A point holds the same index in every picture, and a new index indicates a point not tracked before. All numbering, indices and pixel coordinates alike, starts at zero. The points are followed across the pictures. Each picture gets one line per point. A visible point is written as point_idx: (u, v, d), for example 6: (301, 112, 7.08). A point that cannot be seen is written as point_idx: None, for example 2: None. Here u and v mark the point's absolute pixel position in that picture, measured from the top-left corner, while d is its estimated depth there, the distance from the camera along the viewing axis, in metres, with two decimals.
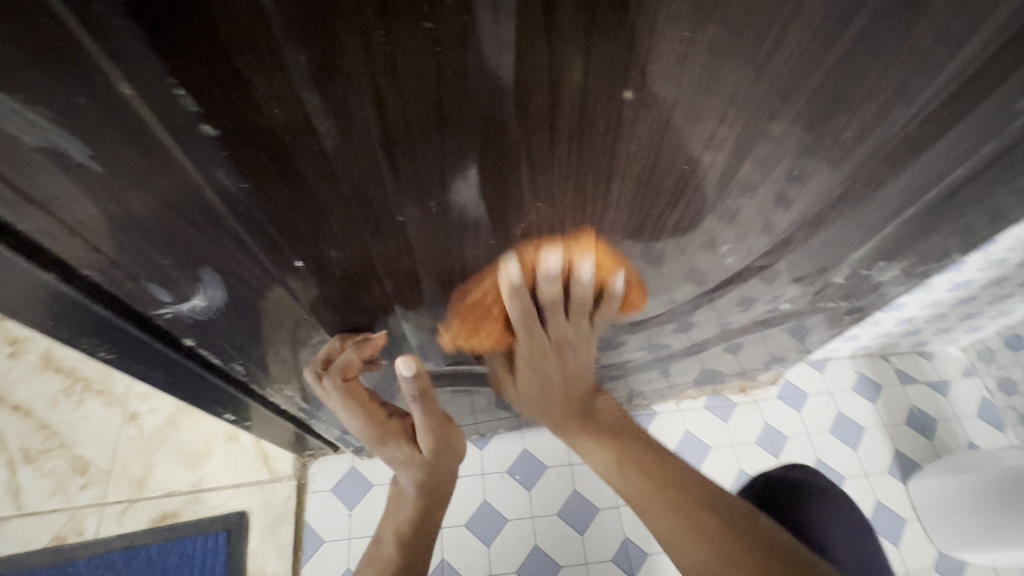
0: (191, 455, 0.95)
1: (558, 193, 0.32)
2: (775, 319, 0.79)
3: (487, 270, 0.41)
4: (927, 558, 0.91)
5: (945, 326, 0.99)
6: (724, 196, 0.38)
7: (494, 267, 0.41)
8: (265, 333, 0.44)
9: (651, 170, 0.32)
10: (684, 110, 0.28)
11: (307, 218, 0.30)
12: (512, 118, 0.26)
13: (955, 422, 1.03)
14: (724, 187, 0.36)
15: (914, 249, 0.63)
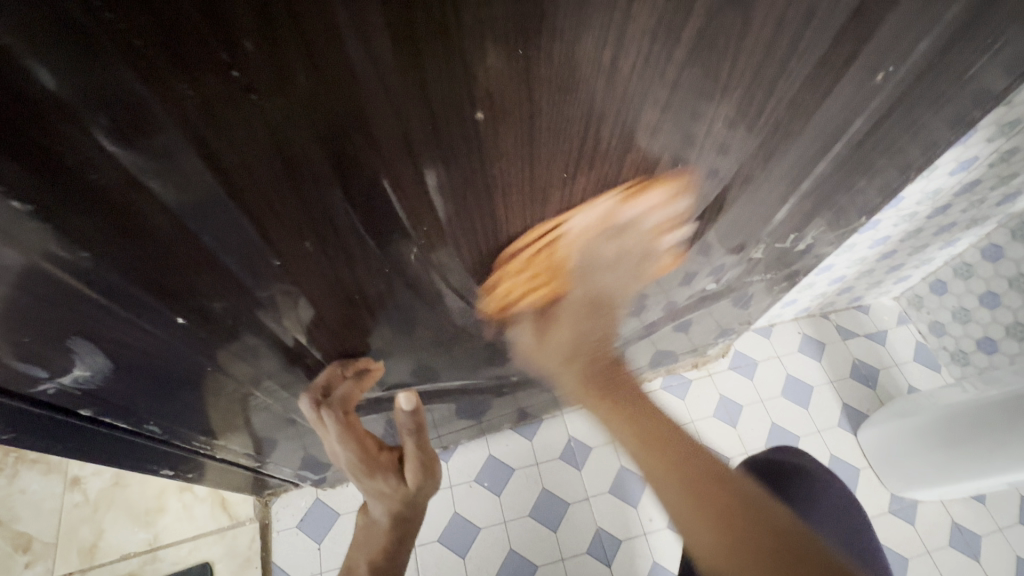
0: (143, 513, 0.90)
1: (440, 211, 0.32)
2: (710, 296, 0.81)
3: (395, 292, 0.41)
4: (883, 502, 0.95)
5: (875, 280, 1.04)
6: (618, 196, 0.38)
7: (402, 288, 0.41)
8: (175, 390, 0.42)
9: (532, 181, 0.32)
10: (544, 122, 0.28)
11: (174, 275, 0.28)
12: (363, 149, 0.25)
13: (895, 368, 1.08)
14: (614, 187, 0.37)
15: (825, 215, 0.66)
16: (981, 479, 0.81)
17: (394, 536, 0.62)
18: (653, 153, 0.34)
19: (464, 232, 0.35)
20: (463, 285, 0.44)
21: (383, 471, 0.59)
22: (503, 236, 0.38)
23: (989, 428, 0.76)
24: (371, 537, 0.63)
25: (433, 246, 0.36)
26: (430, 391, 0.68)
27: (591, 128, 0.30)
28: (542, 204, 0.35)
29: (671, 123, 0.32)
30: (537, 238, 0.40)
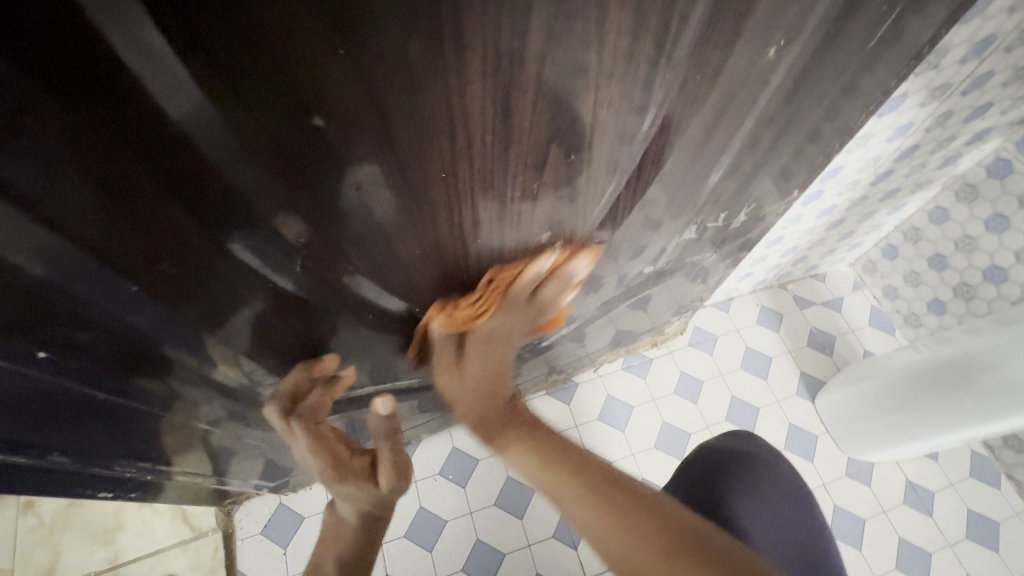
0: (102, 532, 0.89)
1: (313, 221, 0.31)
2: (657, 275, 0.80)
3: (297, 302, 0.39)
4: (841, 466, 0.97)
5: (827, 248, 1.05)
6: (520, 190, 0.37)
7: (301, 299, 0.39)
8: (73, 421, 0.40)
9: (409, 182, 0.31)
10: (400, 123, 0.26)
11: (11, 313, 0.26)
12: (193, 166, 0.24)
13: (851, 334, 1.10)
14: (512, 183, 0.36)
15: (759, 186, 0.65)
16: (948, 436, 0.81)
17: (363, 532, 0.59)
18: (541, 143, 0.33)
19: (350, 238, 0.34)
20: (374, 289, 0.43)
21: (355, 475, 0.57)
22: (400, 239, 0.36)
23: (955, 383, 0.76)
24: (341, 533, 0.60)
25: (321, 257, 0.35)
26: (375, 394, 0.67)
27: (460, 123, 0.28)
28: (428, 205, 0.34)
29: (550, 111, 0.31)
30: (439, 239, 0.38)
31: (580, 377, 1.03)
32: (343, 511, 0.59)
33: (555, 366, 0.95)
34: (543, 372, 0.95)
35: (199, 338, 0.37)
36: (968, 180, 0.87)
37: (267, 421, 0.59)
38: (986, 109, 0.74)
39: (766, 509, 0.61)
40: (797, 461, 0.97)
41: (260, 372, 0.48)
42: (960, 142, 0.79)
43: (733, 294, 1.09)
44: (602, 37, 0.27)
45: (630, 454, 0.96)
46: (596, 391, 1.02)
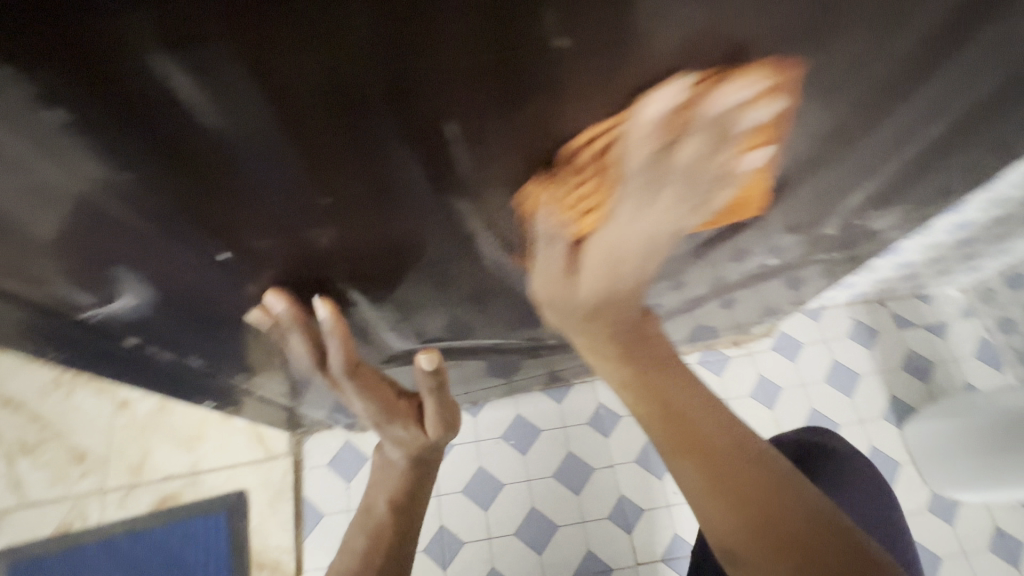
0: (185, 438, 0.95)
1: (502, 160, 0.29)
2: (766, 273, 0.76)
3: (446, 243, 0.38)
4: (920, 499, 0.92)
5: (944, 269, 0.97)
6: None
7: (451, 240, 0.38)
8: (216, 329, 0.41)
9: (611, 130, 0.29)
10: (639, 68, 0.24)
11: (212, 204, 0.26)
12: (426, 85, 0.22)
13: (952, 363, 1.02)
14: None
15: (916, 190, 0.59)
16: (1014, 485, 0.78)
17: (412, 476, 0.62)
18: (750, 105, 0.30)
19: (525, 185, 0.33)
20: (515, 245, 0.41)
21: (405, 419, 0.58)
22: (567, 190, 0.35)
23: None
24: (388, 474, 0.63)
25: (488, 202, 0.34)
26: (466, 349, 0.67)
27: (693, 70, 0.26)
28: (611, 156, 0.32)
29: (777, 76, 0.28)
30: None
31: None
32: (392, 454, 0.62)
33: None
34: None
35: (348, 266, 0.37)
36: None
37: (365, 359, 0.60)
38: None
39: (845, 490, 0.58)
40: None
41: (381, 310, 0.48)
42: None
43: (828, 302, 1.03)
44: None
45: None
46: None
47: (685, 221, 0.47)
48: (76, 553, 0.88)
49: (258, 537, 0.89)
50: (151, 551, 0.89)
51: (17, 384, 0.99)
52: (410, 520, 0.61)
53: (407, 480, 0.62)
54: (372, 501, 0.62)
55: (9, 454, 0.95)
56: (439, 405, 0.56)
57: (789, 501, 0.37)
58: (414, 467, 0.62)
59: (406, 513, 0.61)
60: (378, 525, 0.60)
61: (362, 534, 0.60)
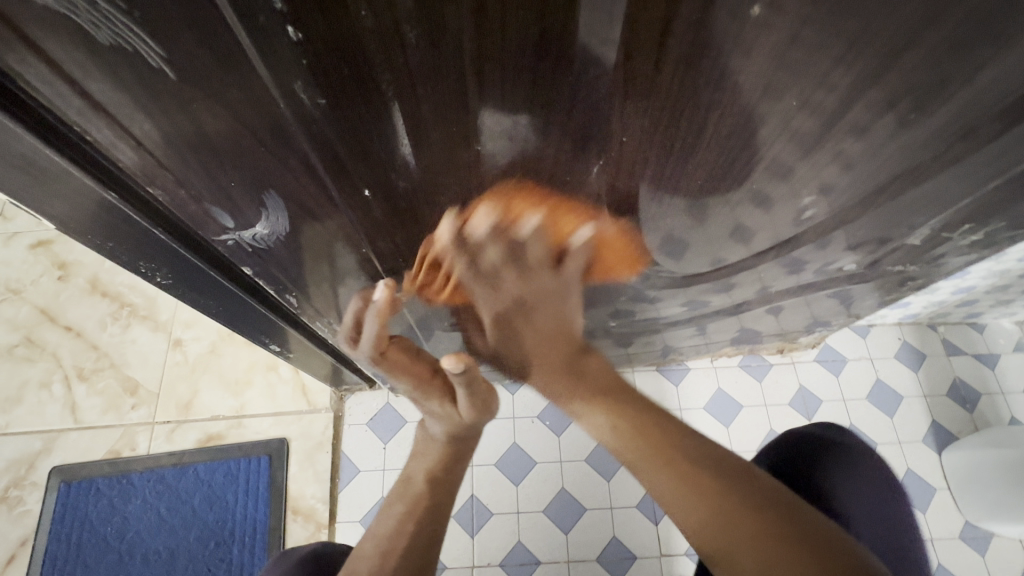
0: (233, 383, 0.98)
1: (646, 129, 0.30)
2: (829, 283, 0.75)
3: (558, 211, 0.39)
4: (953, 527, 0.91)
5: (1004, 299, 0.95)
6: (822, 146, 0.35)
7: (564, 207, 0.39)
8: (321, 268, 0.43)
9: (762, 98, 0.29)
10: (815, 28, 0.24)
11: (380, 141, 0.28)
12: (617, 37, 0.23)
13: (1000, 397, 1.00)
14: (827, 134, 0.33)
15: (1007, 215, 0.57)
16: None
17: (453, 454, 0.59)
18: (900, 95, 0.30)
19: (657, 153, 0.33)
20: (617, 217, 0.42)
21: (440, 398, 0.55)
22: (689, 167, 0.35)
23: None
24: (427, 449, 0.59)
25: (617, 167, 0.34)
26: None
27: (867, 45, 0.26)
28: (749, 129, 0.32)
29: (932, 66, 0.28)
30: (716, 174, 0.37)
31: (693, 363, 1.00)
32: (432, 429, 0.59)
33: (677, 346, 0.92)
34: (662, 348, 0.93)
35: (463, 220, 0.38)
36: None
37: (434, 320, 0.62)
38: None
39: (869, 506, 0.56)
40: None
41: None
42: None
43: (877, 320, 1.02)
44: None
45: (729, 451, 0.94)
46: (706, 381, 0.99)
47: (781, 216, 0.48)
48: (122, 479, 0.92)
49: (294, 484, 0.92)
50: (191, 487, 0.92)
51: (79, 314, 1.04)
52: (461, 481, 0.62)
53: (445, 454, 0.58)
54: (411, 473, 0.59)
55: (67, 378, 0.99)
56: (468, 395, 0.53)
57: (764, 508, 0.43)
58: (452, 443, 0.59)
59: (443, 491, 0.57)
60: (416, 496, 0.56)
61: (399, 502, 0.56)
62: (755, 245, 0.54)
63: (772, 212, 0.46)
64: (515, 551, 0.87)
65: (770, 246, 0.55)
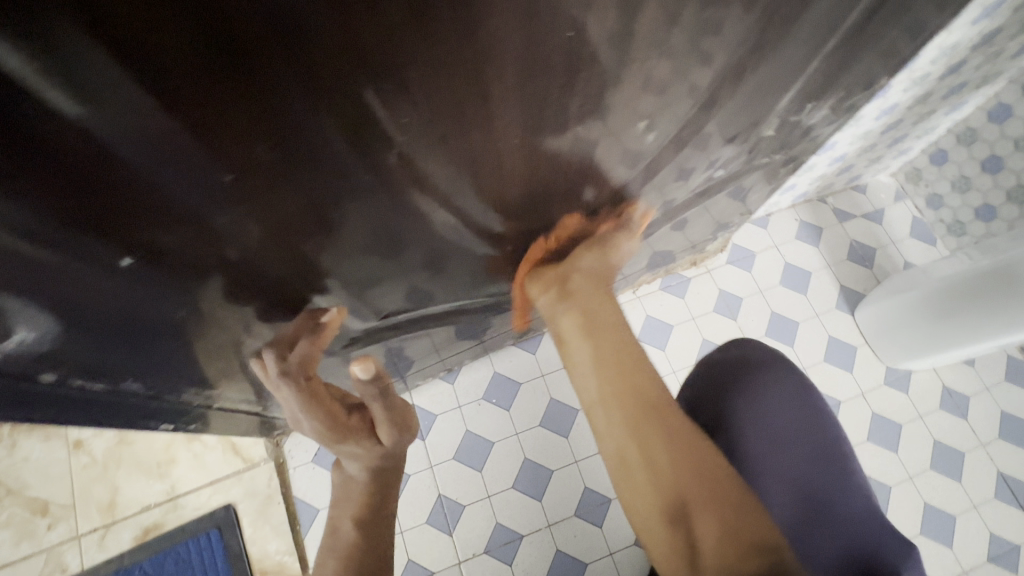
0: (155, 466, 0.90)
1: (427, 105, 0.27)
2: (712, 188, 0.76)
3: (384, 205, 0.35)
4: (879, 375, 0.97)
5: (875, 156, 1.00)
6: (625, 68, 0.33)
7: (388, 201, 0.35)
8: (147, 344, 0.38)
9: (531, 36, 0.26)
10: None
11: (97, 203, 0.23)
12: (319, 12, 0.20)
13: (892, 247, 1.07)
14: (623, 55, 0.32)
15: (843, 81, 0.59)
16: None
17: (373, 489, 0.61)
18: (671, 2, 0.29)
19: (453, 120, 0.29)
20: (454, 194, 0.39)
21: (356, 436, 0.58)
22: (499, 128, 0.33)
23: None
24: (349, 492, 0.61)
25: (420, 146, 0.30)
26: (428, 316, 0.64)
27: None
28: (538, 65, 0.29)
29: None
30: (536, 121, 0.34)
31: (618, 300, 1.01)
32: (351, 468, 0.61)
33: None
34: None
35: (277, 249, 0.34)
36: None
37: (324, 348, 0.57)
38: None
39: (774, 409, 0.62)
40: (836, 371, 0.97)
41: (327, 292, 0.45)
42: None
43: (772, 208, 1.06)
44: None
45: (672, 372, 0.97)
46: (634, 313, 1.01)
47: (628, 143, 0.46)
48: None
49: (254, 546, 0.87)
50: None
51: None
52: (354, 532, 0.58)
53: (370, 492, 0.60)
54: (337, 523, 0.60)
55: None
56: (383, 406, 0.57)
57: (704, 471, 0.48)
58: (373, 476, 0.61)
59: (372, 532, 0.59)
60: (349, 549, 0.57)
61: (333, 555, 0.57)
62: (616, 179, 0.52)
63: (616, 144, 0.45)
64: (496, 534, 0.87)
65: (635, 174, 0.54)
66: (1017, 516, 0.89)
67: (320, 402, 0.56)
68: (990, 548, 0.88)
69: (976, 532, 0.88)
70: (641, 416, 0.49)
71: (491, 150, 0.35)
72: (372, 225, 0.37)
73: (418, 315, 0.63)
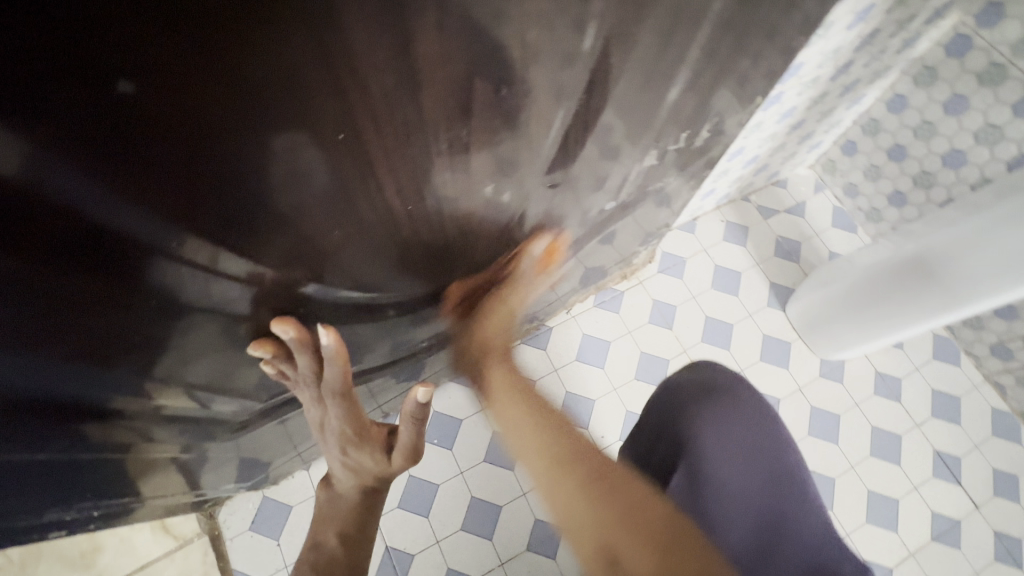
0: (76, 559, 0.82)
1: (194, 230, 0.28)
2: (621, 212, 0.75)
3: (204, 306, 0.35)
4: (814, 368, 0.99)
5: (788, 153, 1.02)
6: (438, 135, 0.32)
7: (206, 303, 0.35)
8: None
9: (289, 150, 0.27)
10: (246, 75, 0.22)
11: None
12: (13, 196, 0.21)
13: (816, 239, 1.09)
14: (427, 123, 0.31)
15: (723, 103, 0.59)
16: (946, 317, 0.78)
17: (363, 503, 0.58)
18: (450, 75, 0.29)
19: (233, 230, 0.30)
20: (295, 272, 0.37)
21: (373, 448, 0.54)
22: (307, 218, 0.33)
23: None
24: (337, 506, 0.59)
25: (209, 258, 0.31)
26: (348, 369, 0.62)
27: (342, 72, 0.24)
28: (314, 172, 0.29)
29: (450, 38, 0.26)
30: (346, 210, 0.34)
31: (554, 322, 1.00)
32: (339, 482, 0.58)
33: (527, 317, 0.91)
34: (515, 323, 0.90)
35: (104, 365, 0.34)
36: (926, 63, 0.85)
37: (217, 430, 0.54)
38: None
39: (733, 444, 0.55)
40: (772, 369, 0.98)
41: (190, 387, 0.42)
42: (920, 22, 0.75)
43: (697, 213, 1.06)
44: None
45: (613, 390, 0.96)
46: (571, 334, 1.00)
47: (489, 194, 0.45)
48: None
49: None
50: None
51: None
52: (336, 550, 0.56)
53: (357, 507, 0.58)
54: (319, 538, 0.58)
55: None
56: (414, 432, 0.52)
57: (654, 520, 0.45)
58: (365, 494, 0.58)
59: (356, 547, 0.57)
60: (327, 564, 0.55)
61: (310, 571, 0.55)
62: (495, 225, 0.51)
63: (476, 197, 0.44)
64: None
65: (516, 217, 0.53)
66: (955, 492, 0.92)
67: (349, 416, 0.52)
68: (932, 527, 0.90)
69: (918, 513, 0.90)
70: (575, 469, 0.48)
71: (310, 239, 0.35)
72: (204, 320, 0.36)
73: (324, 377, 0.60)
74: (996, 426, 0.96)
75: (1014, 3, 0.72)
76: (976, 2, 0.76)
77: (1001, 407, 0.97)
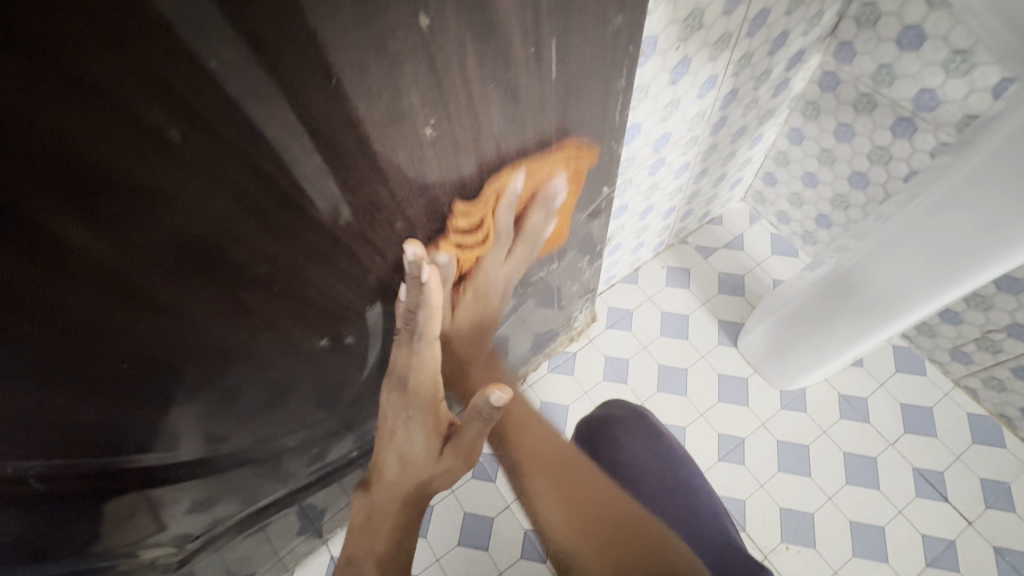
0: None
1: (53, 462, 0.35)
2: (540, 298, 0.79)
3: (96, 493, 0.41)
4: (774, 401, 0.99)
5: (709, 196, 1.06)
6: (254, 328, 0.38)
7: (96, 490, 0.41)
8: None
9: (102, 390, 0.33)
10: (49, 367, 0.29)
11: None
12: None
13: (759, 269, 1.11)
14: (231, 325, 0.36)
15: (591, 199, 0.64)
16: (876, 338, 0.80)
17: (403, 512, 0.61)
18: (231, 293, 0.34)
19: (93, 447, 0.36)
20: (174, 447, 0.43)
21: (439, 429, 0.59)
22: (158, 416, 0.38)
23: (931, 252, 0.64)
24: (375, 519, 0.62)
25: (78, 470, 0.37)
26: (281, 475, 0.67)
27: (111, 332, 0.30)
28: (149, 395, 0.36)
29: (205, 278, 0.31)
30: (205, 402, 0.41)
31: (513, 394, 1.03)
32: (383, 470, 0.61)
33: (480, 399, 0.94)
34: None
35: (13, 558, 0.40)
36: (807, 99, 0.90)
37: (157, 555, 0.59)
38: (786, 38, 0.74)
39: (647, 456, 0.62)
40: (732, 409, 0.98)
41: (104, 538, 0.48)
42: (780, 70, 0.80)
43: (636, 264, 1.10)
44: (197, 202, 0.27)
45: None
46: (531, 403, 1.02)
47: (354, 338, 0.50)
48: None
49: None
50: None
51: None
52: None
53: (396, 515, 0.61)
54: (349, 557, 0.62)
55: None
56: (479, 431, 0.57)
57: (627, 528, 0.51)
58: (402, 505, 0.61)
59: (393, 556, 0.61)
60: None
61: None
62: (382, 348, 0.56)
63: (339, 345, 0.49)
64: None
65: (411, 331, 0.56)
66: (943, 510, 0.88)
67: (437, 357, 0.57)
68: (926, 552, 0.86)
69: (908, 539, 0.87)
70: (557, 482, 0.56)
71: (173, 425, 0.40)
72: (97, 501, 0.42)
73: (254, 489, 0.65)
74: (976, 432, 0.93)
75: (862, 41, 0.77)
76: (831, 43, 0.81)
77: (977, 411, 0.95)
